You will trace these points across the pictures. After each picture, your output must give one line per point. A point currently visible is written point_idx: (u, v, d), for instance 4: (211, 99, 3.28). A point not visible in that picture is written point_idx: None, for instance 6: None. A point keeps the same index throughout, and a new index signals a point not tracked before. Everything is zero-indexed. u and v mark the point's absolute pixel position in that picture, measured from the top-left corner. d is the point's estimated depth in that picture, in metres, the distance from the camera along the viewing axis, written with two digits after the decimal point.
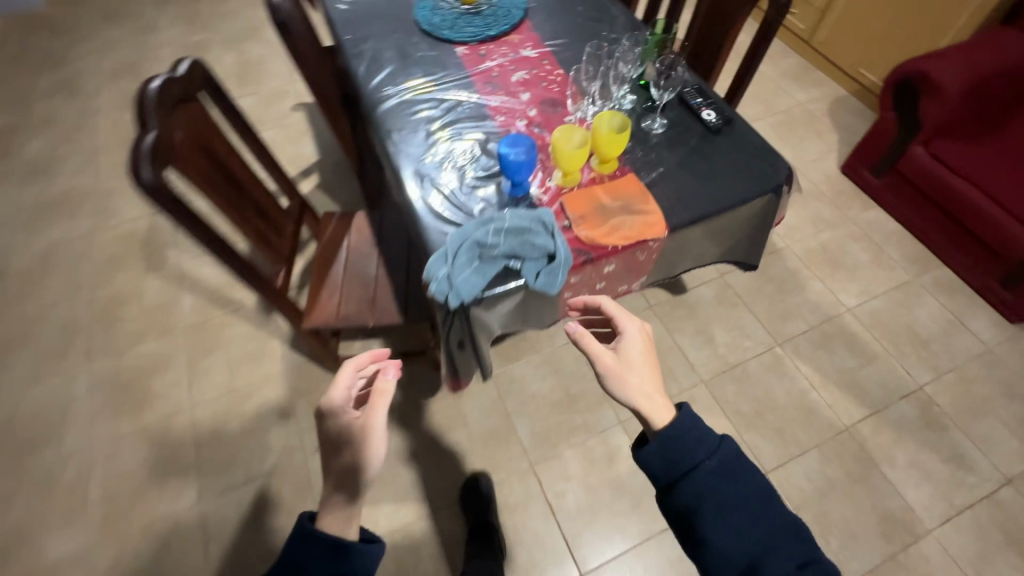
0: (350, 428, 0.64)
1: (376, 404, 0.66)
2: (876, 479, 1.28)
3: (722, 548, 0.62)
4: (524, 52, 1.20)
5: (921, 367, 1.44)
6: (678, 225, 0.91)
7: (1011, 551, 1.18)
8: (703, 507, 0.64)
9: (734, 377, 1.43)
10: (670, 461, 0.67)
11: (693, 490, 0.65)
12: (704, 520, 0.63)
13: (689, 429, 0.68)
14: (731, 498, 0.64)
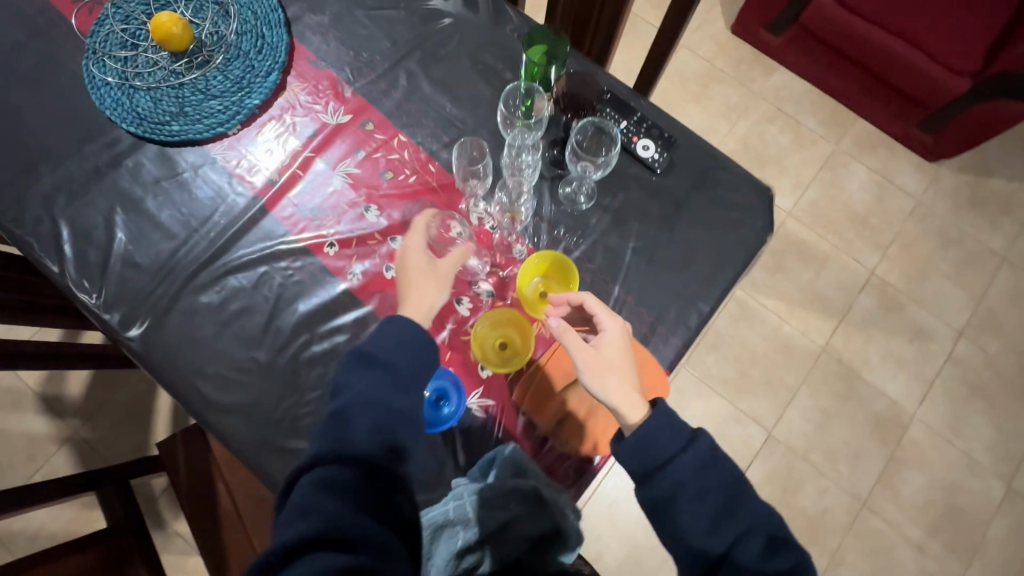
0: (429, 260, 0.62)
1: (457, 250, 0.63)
2: (860, 388, 1.30)
3: (697, 546, 0.52)
4: (326, 117, 0.72)
5: (868, 248, 1.38)
6: (676, 356, 0.66)
7: (976, 400, 1.30)
8: (677, 499, 0.53)
9: (709, 346, 1.31)
10: (641, 450, 0.54)
11: (673, 487, 0.53)
12: (679, 514, 0.53)
13: (661, 419, 0.55)
14: (706, 487, 0.53)
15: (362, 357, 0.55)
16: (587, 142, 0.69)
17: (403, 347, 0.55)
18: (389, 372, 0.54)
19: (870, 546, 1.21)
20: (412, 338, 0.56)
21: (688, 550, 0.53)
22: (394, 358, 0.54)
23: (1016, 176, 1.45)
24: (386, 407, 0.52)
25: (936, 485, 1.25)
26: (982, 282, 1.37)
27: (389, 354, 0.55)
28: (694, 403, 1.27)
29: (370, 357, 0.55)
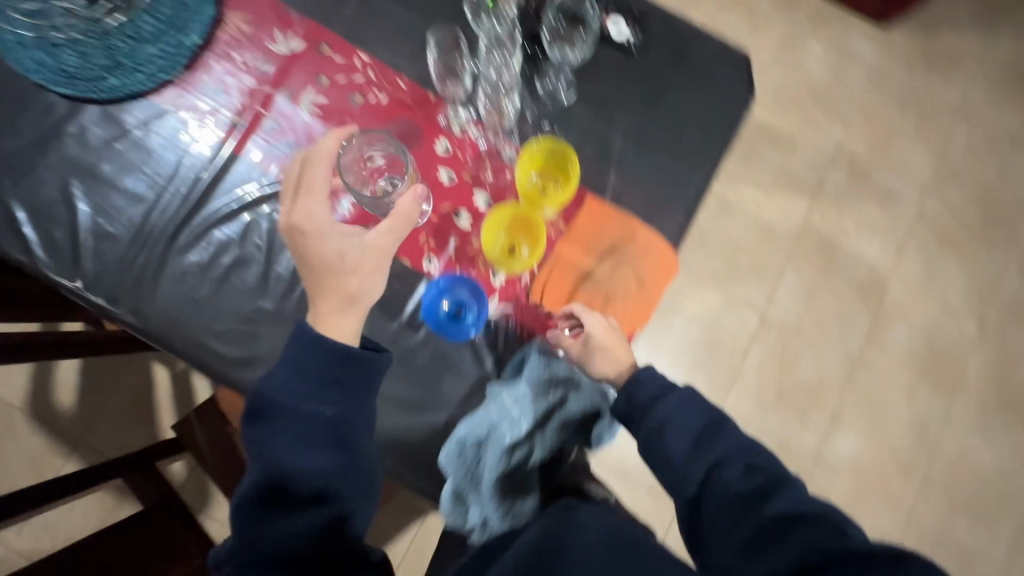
0: (344, 249, 0.54)
1: (397, 227, 0.56)
2: (840, 257, 1.35)
3: (681, 471, 0.51)
4: (277, 47, 0.66)
5: (832, 122, 1.40)
6: (679, 235, 0.66)
7: (945, 250, 1.37)
8: (662, 428, 0.54)
9: (695, 243, 1.33)
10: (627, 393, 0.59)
11: (661, 415, 0.55)
12: (663, 440, 0.54)
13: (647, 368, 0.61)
14: (688, 414, 0.55)
15: (256, 405, 0.48)
16: (560, 23, 0.68)
17: (306, 376, 0.49)
18: (295, 412, 0.47)
19: (865, 401, 1.30)
20: (314, 365, 0.49)
21: (675, 480, 0.52)
22: (291, 398, 0.47)
23: (963, 29, 1.47)
24: (300, 452, 0.46)
25: (917, 336, 1.34)
26: (941, 139, 1.42)
27: (298, 404, 0.47)
28: (689, 300, 1.30)
29: (264, 407, 0.48)
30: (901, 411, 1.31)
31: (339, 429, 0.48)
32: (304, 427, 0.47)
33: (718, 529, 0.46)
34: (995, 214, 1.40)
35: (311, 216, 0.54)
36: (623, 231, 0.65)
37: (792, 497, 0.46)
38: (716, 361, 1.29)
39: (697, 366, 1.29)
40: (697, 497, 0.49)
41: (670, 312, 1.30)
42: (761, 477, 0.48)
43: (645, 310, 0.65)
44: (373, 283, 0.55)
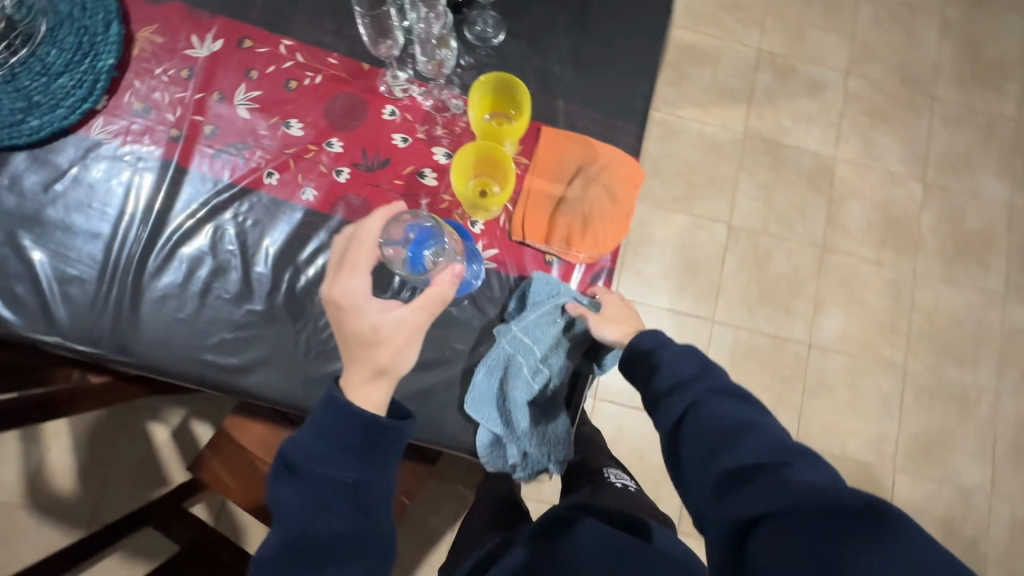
0: (377, 325, 0.56)
1: (427, 308, 0.57)
2: (786, 153, 1.41)
3: (665, 410, 0.55)
4: (197, 51, 0.65)
5: (748, 28, 1.45)
6: (638, 146, 0.68)
7: (877, 124, 1.45)
8: (650, 374, 0.58)
9: (650, 173, 1.37)
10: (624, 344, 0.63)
11: (652, 363, 0.58)
12: (652, 382, 0.57)
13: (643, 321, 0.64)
14: (675, 359, 0.57)
15: (284, 467, 0.52)
16: None
17: (335, 444, 0.52)
18: (320, 479, 0.51)
19: (839, 280, 1.37)
20: (343, 436, 0.53)
21: (661, 418, 0.55)
22: (322, 463, 0.51)
23: None
24: (324, 516, 0.50)
25: (870, 209, 1.41)
26: (849, 22, 1.48)
27: (329, 469, 0.51)
28: (658, 227, 1.34)
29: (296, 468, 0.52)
30: (873, 280, 1.38)
31: (361, 496, 0.52)
32: (329, 491, 0.51)
33: (696, 462, 0.50)
34: (913, 80, 1.47)
35: (348, 292, 0.57)
36: (588, 152, 0.66)
37: (763, 440, 0.48)
38: (696, 278, 1.34)
39: (679, 285, 1.33)
40: (682, 433, 0.52)
41: (643, 243, 1.34)
42: (735, 419, 0.50)
43: (625, 221, 0.66)
44: (401, 357, 0.56)
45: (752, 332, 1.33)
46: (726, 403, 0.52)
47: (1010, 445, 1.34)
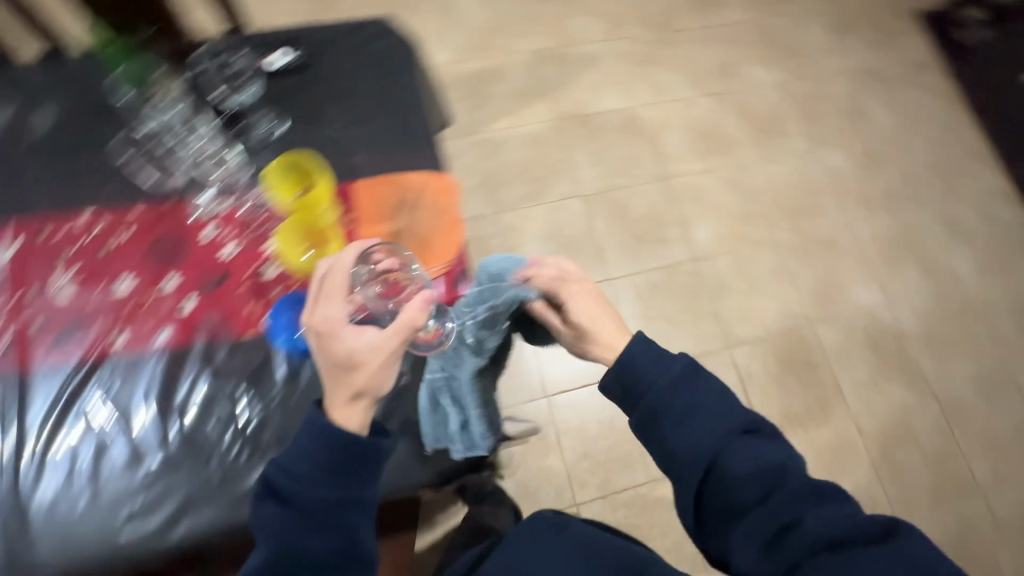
0: (356, 349, 0.55)
1: (403, 331, 0.56)
2: (595, 120, 1.59)
3: (691, 457, 0.58)
4: (3, 262, 0.67)
5: (513, 38, 1.64)
6: (438, 164, 0.76)
7: (651, 67, 1.68)
8: (673, 418, 0.60)
9: (495, 185, 1.49)
10: (632, 374, 0.63)
11: (673, 415, 0.60)
12: (671, 425, 0.60)
13: (649, 346, 0.64)
14: (691, 402, 0.60)
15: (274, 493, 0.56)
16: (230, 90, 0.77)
17: (316, 466, 0.55)
18: (300, 501, 0.55)
19: (689, 196, 1.55)
20: (323, 459, 0.55)
21: (684, 461, 0.59)
22: (306, 490, 0.55)
23: None
24: (307, 531, 0.55)
25: (682, 131, 1.62)
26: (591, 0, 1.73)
27: (312, 492, 0.55)
28: (524, 226, 1.45)
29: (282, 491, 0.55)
30: (714, 184, 1.57)
31: (343, 511, 0.56)
32: (308, 513, 0.55)
33: (720, 517, 0.57)
34: (661, 22, 1.73)
35: (327, 318, 0.56)
36: (403, 187, 0.74)
37: (794, 482, 0.56)
38: (578, 252, 1.45)
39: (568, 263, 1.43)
40: (705, 479, 0.58)
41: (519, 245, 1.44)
42: (768, 464, 0.57)
43: (456, 228, 0.73)
44: (378, 381, 0.56)
45: (643, 271, 1.46)
46: (746, 444, 0.58)
47: (882, 258, 1.55)
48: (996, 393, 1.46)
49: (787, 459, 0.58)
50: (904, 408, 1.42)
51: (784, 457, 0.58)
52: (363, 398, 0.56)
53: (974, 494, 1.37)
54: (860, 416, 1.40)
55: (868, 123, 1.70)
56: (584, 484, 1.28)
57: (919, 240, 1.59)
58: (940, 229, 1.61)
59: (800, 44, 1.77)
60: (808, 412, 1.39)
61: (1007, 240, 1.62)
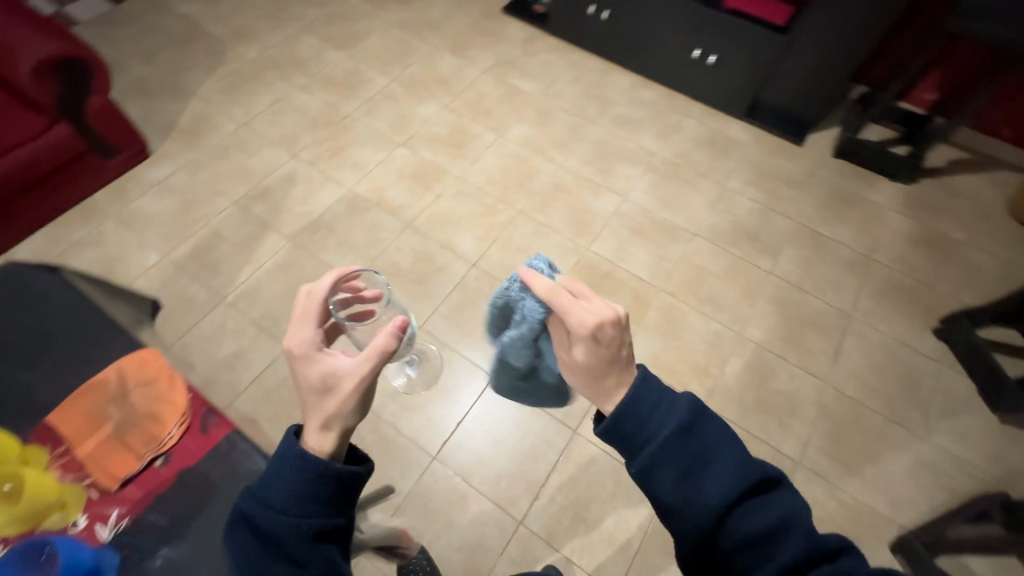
0: (331, 371, 0.59)
1: (373, 356, 0.59)
2: (324, 217, 1.69)
3: (694, 517, 0.55)
4: None
5: (209, 202, 1.69)
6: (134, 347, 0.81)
7: (342, 152, 1.84)
8: (677, 478, 0.56)
9: (271, 323, 1.48)
10: (630, 428, 0.58)
11: (679, 470, 0.56)
12: (672, 483, 0.56)
13: (655, 390, 0.59)
14: (691, 450, 0.56)
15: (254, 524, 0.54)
16: None
17: (299, 499, 0.54)
18: (276, 534, 0.53)
19: (437, 223, 1.70)
20: (307, 491, 0.54)
21: (687, 519, 0.55)
22: (282, 513, 0.53)
23: (178, 104, 1.90)
24: (280, 567, 0.52)
25: (398, 182, 1.79)
26: (258, 136, 1.86)
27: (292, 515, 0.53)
28: None
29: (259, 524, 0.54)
30: (449, 202, 1.76)
31: (319, 544, 0.54)
32: (286, 552, 0.53)
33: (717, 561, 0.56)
34: (327, 118, 1.93)
35: (304, 343, 0.60)
36: (104, 384, 0.76)
37: (796, 541, 0.54)
38: None
39: None
40: (709, 538, 0.55)
41: None
42: (775, 520, 0.55)
43: (174, 384, 0.78)
44: (347, 407, 0.58)
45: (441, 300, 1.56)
46: (751, 499, 0.56)
47: (598, 171, 1.86)
48: (729, 205, 1.83)
49: (796, 513, 0.56)
50: (686, 256, 1.70)
51: (792, 509, 0.56)
52: (334, 427, 0.58)
53: (767, 278, 1.67)
54: (664, 284, 1.64)
55: (523, 94, 2.06)
56: (514, 500, 1.29)
57: (611, 144, 1.95)
58: (618, 129, 1.99)
59: (439, 73, 2.10)
60: (631, 308, 1.58)
61: (660, 109, 2.07)
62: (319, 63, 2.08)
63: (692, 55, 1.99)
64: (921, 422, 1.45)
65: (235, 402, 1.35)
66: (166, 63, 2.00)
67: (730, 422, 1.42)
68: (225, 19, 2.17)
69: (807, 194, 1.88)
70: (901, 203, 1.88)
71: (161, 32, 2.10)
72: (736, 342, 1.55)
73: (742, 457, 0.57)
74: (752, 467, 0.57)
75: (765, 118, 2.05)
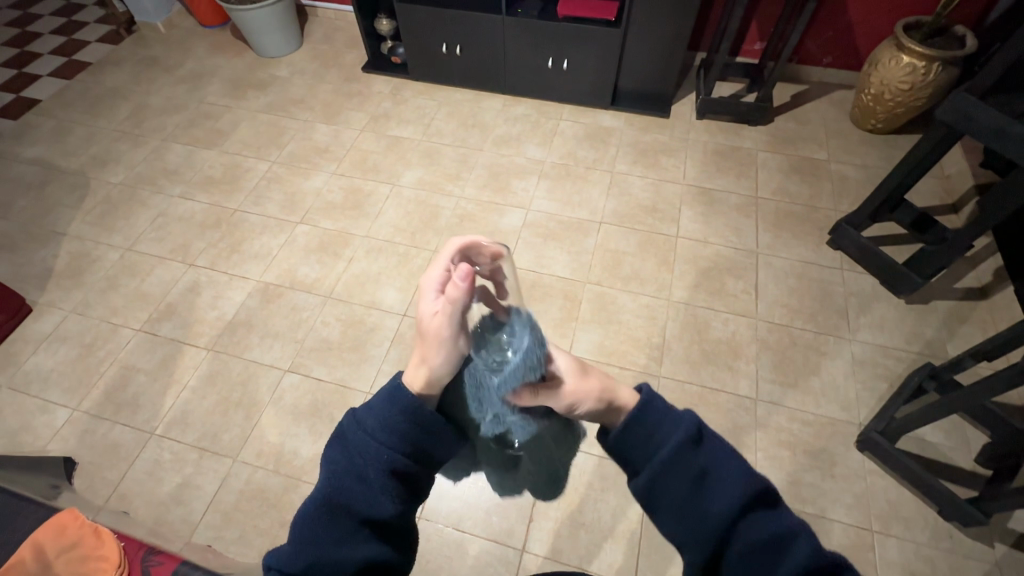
0: (425, 315, 0.56)
1: (452, 311, 0.53)
2: (238, 316, 1.62)
3: (697, 527, 0.53)
4: None
5: (109, 339, 1.58)
6: (58, 525, 0.79)
7: (240, 248, 1.79)
8: (685, 485, 0.54)
9: (210, 440, 1.39)
10: (637, 438, 0.57)
11: (681, 478, 0.54)
12: (682, 493, 0.54)
13: (658, 405, 0.57)
14: (695, 459, 0.54)
15: (347, 439, 0.56)
16: None
17: (393, 431, 0.55)
18: (370, 460, 0.54)
19: (356, 287, 1.69)
20: (399, 425, 0.55)
21: (698, 531, 0.53)
22: (380, 431, 0.55)
23: (50, 248, 1.79)
24: (368, 488, 0.53)
25: (306, 258, 1.76)
26: (146, 256, 1.77)
27: (391, 430, 0.55)
28: (267, 436, 1.39)
29: (352, 438, 0.56)
30: (362, 262, 1.75)
31: (399, 483, 0.55)
32: (373, 476, 0.54)
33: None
34: (215, 218, 1.87)
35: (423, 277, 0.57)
36: (22, 565, 0.74)
37: (808, 548, 0.50)
38: (326, 404, 1.45)
39: (329, 419, 1.42)
40: (715, 549, 0.52)
41: (279, 451, 1.37)
42: (782, 535, 0.51)
43: (94, 552, 0.78)
44: (429, 353, 0.56)
45: (382, 363, 1.52)
46: (757, 515, 0.52)
47: (495, 193, 1.93)
48: (623, 187, 1.94)
49: (807, 529, 0.51)
50: (600, 245, 1.78)
51: (802, 526, 0.52)
52: (421, 365, 0.57)
53: (676, 241, 1.78)
54: (588, 276, 1.70)
55: (404, 141, 2.11)
56: (510, 530, 1.27)
57: (501, 164, 2.02)
58: (503, 148, 2.08)
59: (317, 143, 2.11)
60: (564, 308, 1.63)
61: (535, 120, 2.19)
62: (192, 167, 2.03)
63: (548, 65, 2.12)
64: (845, 326, 1.58)
65: (194, 537, 1.25)
66: (25, 211, 1.88)
67: (687, 383, 1.48)
68: (80, 150, 2.08)
69: (687, 158, 2.03)
70: (766, 143, 2.07)
71: (9, 181, 1.97)
72: (668, 308, 1.63)
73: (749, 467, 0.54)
74: (756, 481, 0.53)
75: (630, 103, 2.21)
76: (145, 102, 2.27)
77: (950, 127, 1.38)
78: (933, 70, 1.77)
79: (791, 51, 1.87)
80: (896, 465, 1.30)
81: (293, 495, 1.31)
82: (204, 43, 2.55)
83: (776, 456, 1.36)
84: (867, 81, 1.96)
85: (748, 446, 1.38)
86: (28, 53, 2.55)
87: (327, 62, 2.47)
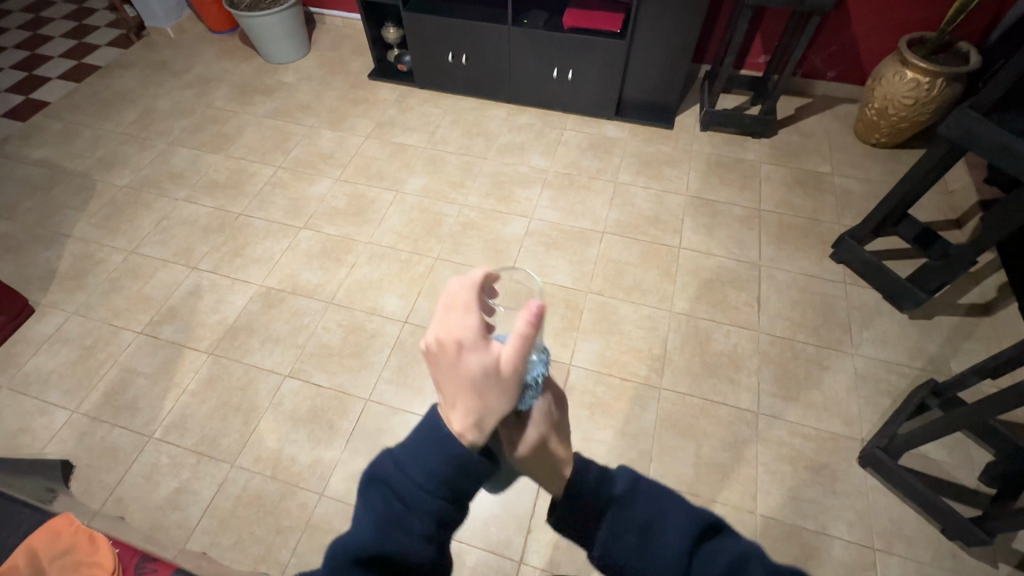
0: (478, 371, 0.45)
1: (520, 353, 0.44)
2: (240, 320, 1.62)
3: (659, 571, 0.54)
4: None
5: (110, 342, 1.58)
6: (53, 531, 0.78)
7: (243, 252, 1.80)
8: (635, 544, 0.55)
9: (209, 445, 1.39)
10: (582, 509, 0.59)
11: (629, 534, 0.56)
12: (634, 553, 0.55)
13: (593, 472, 0.60)
14: (634, 515, 0.56)
15: (393, 484, 0.54)
16: None
17: (438, 480, 0.52)
18: (414, 507, 0.53)
19: (358, 293, 1.69)
20: (443, 474, 0.52)
21: None
22: (427, 481, 0.52)
23: (54, 249, 1.79)
24: (412, 539, 0.51)
25: (309, 264, 1.76)
26: (149, 259, 1.78)
27: (438, 480, 0.52)
28: (265, 442, 1.39)
29: (397, 483, 0.53)
30: (364, 268, 1.75)
31: (440, 533, 0.54)
32: (417, 526, 0.52)
33: None
34: (219, 222, 1.88)
35: (453, 332, 0.45)
36: (15, 570, 0.73)
37: (761, 568, 0.51)
38: (325, 410, 1.44)
39: (328, 425, 1.42)
40: None
41: (278, 457, 1.37)
42: (734, 558, 0.52)
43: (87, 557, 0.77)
44: (495, 403, 0.48)
45: (382, 369, 1.52)
46: (708, 548, 0.54)
47: (498, 201, 1.93)
48: (626, 198, 1.94)
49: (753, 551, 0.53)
50: (602, 255, 1.78)
51: (748, 548, 0.53)
52: (484, 417, 0.49)
53: (679, 253, 1.78)
54: (590, 286, 1.70)
55: (409, 148, 2.12)
56: (509, 541, 1.26)
57: (505, 172, 2.03)
58: (506, 157, 2.09)
59: (322, 149, 2.12)
60: (566, 318, 1.62)
61: (539, 129, 2.20)
62: (197, 171, 2.04)
63: (552, 75, 2.14)
64: (848, 340, 1.58)
65: (190, 542, 1.24)
66: (31, 212, 1.89)
67: (688, 395, 1.48)
68: (87, 152, 2.09)
69: (690, 169, 2.04)
70: (769, 155, 2.07)
71: (16, 183, 1.98)
72: (670, 319, 1.63)
73: (685, 506, 0.56)
74: (696, 516, 0.55)
75: (634, 114, 2.22)
76: (153, 106, 2.29)
77: (953, 143, 1.38)
78: (936, 85, 1.78)
79: (796, 65, 1.88)
80: (898, 483, 1.29)
81: (290, 501, 1.30)
82: (213, 49, 2.57)
83: (778, 471, 1.35)
84: (871, 95, 1.96)
85: (749, 459, 1.36)
86: (39, 55, 2.58)
87: (334, 69, 2.49)
